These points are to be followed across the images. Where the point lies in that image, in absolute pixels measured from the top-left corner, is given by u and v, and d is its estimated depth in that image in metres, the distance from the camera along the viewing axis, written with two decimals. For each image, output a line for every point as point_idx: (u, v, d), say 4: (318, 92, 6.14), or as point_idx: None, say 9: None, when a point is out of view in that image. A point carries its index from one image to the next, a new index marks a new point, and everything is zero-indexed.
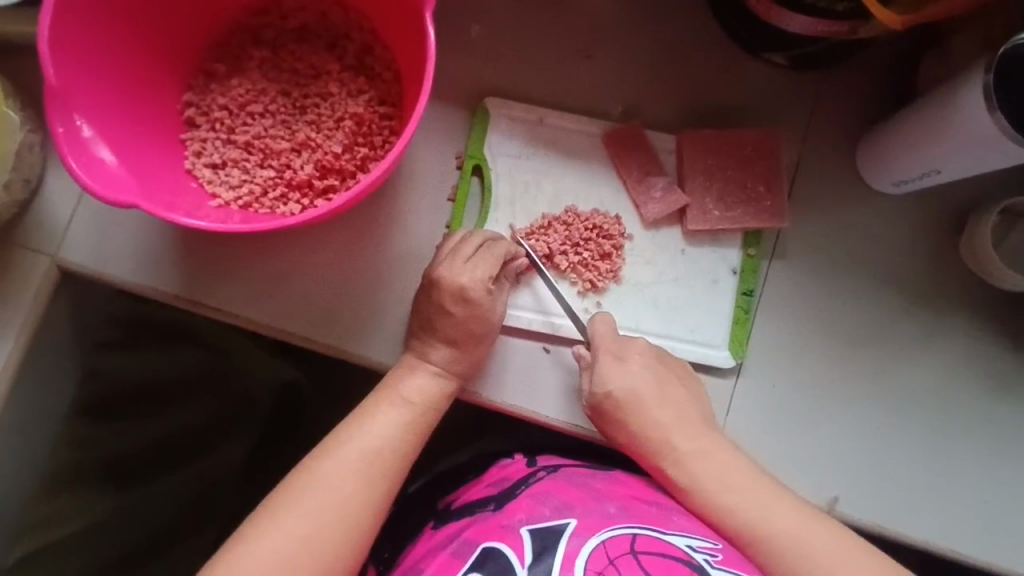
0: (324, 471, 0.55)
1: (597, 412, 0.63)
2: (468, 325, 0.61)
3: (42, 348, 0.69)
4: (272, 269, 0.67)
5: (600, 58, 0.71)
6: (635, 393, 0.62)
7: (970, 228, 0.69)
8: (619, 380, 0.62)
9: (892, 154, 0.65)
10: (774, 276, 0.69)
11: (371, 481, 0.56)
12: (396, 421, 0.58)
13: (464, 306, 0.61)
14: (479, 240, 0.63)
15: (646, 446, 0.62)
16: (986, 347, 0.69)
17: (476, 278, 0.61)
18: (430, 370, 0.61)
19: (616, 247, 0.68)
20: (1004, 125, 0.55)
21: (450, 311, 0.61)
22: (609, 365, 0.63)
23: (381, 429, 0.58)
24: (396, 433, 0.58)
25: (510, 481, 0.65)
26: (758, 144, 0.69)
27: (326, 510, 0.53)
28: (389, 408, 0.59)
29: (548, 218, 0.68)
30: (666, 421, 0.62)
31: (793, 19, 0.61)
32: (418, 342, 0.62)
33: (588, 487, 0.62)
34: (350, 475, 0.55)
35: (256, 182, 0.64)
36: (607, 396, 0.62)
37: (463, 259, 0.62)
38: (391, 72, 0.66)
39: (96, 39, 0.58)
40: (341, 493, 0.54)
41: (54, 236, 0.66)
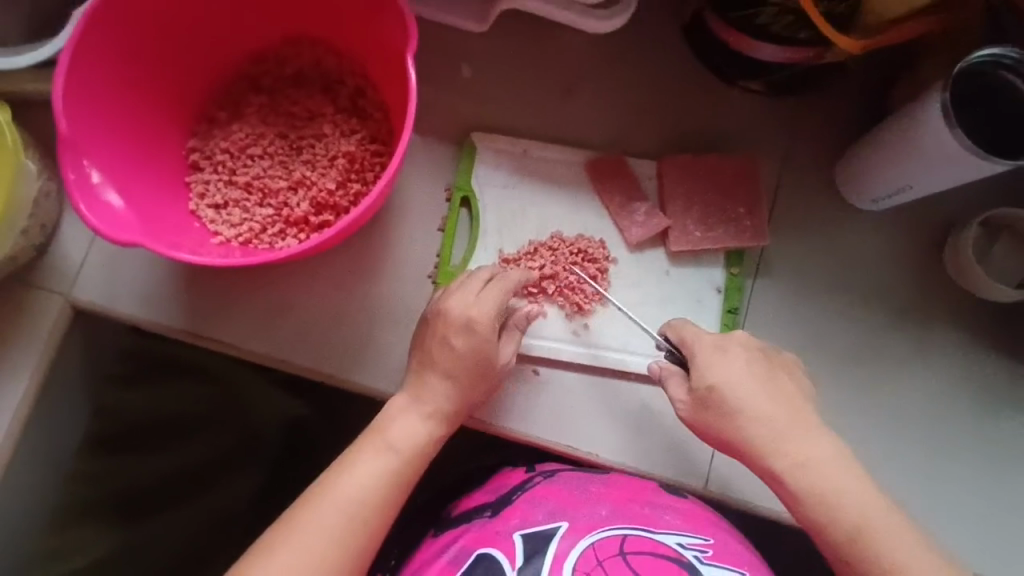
0: (303, 526, 0.56)
1: (697, 411, 0.61)
2: (459, 374, 0.62)
3: (58, 384, 0.73)
4: (273, 302, 0.70)
5: (582, 92, 0.74)
6: (741, 389, 0.60)
7: (953, 242, 0.70)
8: (719, 375, 0.61)
9: (868, 174, 0.67)
10: (758, 294, 0.71)
11: (350, 538, 0.56)
12: (380, 469, 0.59)
13: (453, 354, 0.62)
14: (481, 278, 0.65)
15: (748, 446, 0.59)
16: (976, 360, 0.70)
17: (469, 327, 0.62)
18: (416, 415, 0.62)
19: (601, 270, 0.70)
20: (963, 141, 0.57)
21: (437, 360, 0.63)
22: (710, 357, 0.61)
23: (360, 477, 0.59)
24: (379, 482, 0.59)
25: (507, 486, 0.65)
26: (736, 167, 0.71)
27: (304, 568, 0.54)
28: (372, 453, 0.60)
29: (536, 244, 0.70)
30: (778, 418, 0.60)
31: (761, 48, 0.63)
32: (410, 386, 0.63)
33: (584, 489, 0.62)
34: (330, 529, 0.56)
35: (255, 219, 0.67)
36: (711, 391, 0.60)
37: (462, 302, 0.63)
38: (381, 112, 0.70)
39: (104, 91, 0.62)
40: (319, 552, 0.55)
41: (67, 277, 0.70)
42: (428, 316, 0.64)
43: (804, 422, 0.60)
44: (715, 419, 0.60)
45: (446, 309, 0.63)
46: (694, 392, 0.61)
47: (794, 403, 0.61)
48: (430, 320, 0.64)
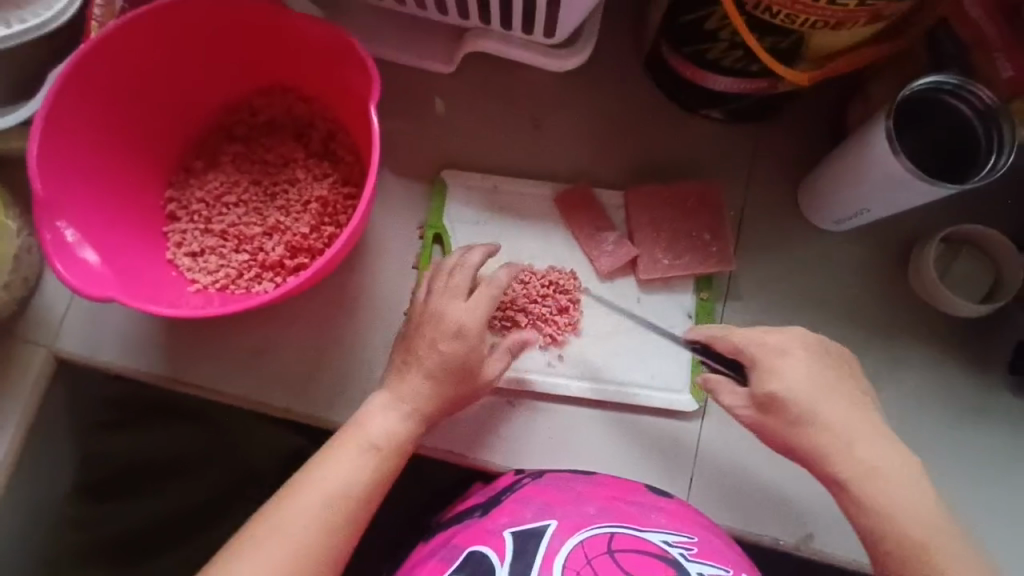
0: (265, 545, 0.55)
1: (758, 415, 0.61)
2: (439, 373, 0.62)
3: (43, 434, 0.73)
4: (254, 345, 0.71)
5: (549, 126, 0.76)
6: (800, 392, 0.59)
7: (915, 259, 0.72)
8: (782, 377, 0.60)
9: (829, 197, 0.68)
10: (729, 317, 0.72)
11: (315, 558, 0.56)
12: (361, 466, 0.59)
13: (437, 356, 0.62)
14: (465, 280, 0.64)
15: (805, 451, 0.59)
16: (945, 374, 0.71)
17: (457, 332, 0.63)
18: (397, 412, 0.62)
19: (572, 301, 0.71)
20: (906, 166, 0.59)
21: (422, 358, 0.63)
22: (773, 360, 0.61)
23: (332, 482, 0.58)
24: (357, 483, 0.59)
25: (497, 489, 0.64)
26: (701, 195, 0.73)
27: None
28: (350, 452, 0.60)
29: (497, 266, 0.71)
30: (836, 423, 0.59)
31: (716, 81, 0.66)
32: (389, 386, 0.63)
33: (570, 489, 0.62)
34: (295, 547, 0.56)
35: (232, 266, 0.69)
36: (769, 397, 0.60)
37: (450, 308, 0.63)
38: (352, 155, 0.71)
39: (79, 150, 0.64)
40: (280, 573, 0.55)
41: (51, 329, 0.71)
42: (414, 314, 0.65)
43: (865, 425, 0.59)
44: (778, 423, 0.60)
45: (432, 313, 0.64)
46: (754, 395, 0.61)
47: (852, 406, 0.60)
48: (419, 315, 0.64)
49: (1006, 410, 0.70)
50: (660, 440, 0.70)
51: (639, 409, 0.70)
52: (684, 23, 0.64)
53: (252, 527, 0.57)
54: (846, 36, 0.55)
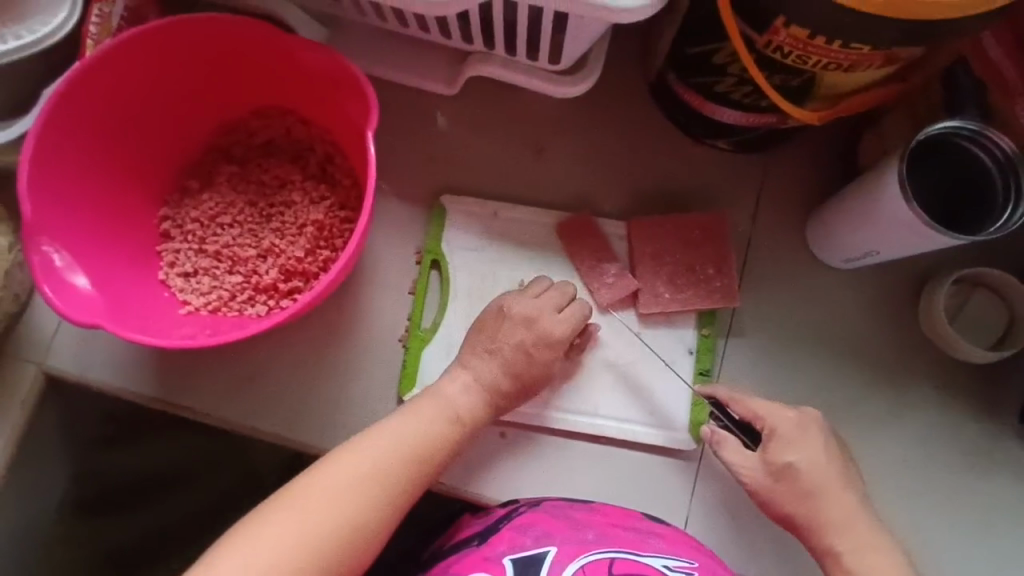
0: (328, 495, 0.54)
1: (769, 480, 0.62)
2: (516, 365, 0.64)
3: (34, 451, 0.73)
4: (246, 368, 0.70)
5: (552, 152, 0.74)
6: (818, 468, 0.62)
7: (926, 301, 0.70)
8: (800, 451, 0.62)
9: (838, 234, 0.67)
10: (731, 354, 0.70)
11: (373, 519, 0.55)
12: (440, 432, 0.60)
13: (518, 351, 0.64)
14: (558, 297, 0.67)
15: (801, 519, 0.61)
16: (954, 419, 0.69)
17: (542, 333, 0.65)
18: (476, 388, 0.63)
19: (583, 338, 0.69)
20: (916, 211, 0.57)
21: (504, 345, 0.64)
22: (790, 433, 0.63)
23: (411, 441, 0.59)
24: (437, 446, 0.60)
25: (492, 516, 0.62)
26: (707, 227, 0.71)
27: (320, 542, 0.53)
28: (432, 415, 0.61)
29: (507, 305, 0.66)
30: (840, 505, 0.61)
31: (724, 113, 0.65)
32: (463, 359, 0.65)
33: (566, 516, 0.60)
34: (359, 504, 0.55)
35: (224, 288, 0.68)
36: (788, 467, 0.62)
37: (538, 312, 0.65)
38: (349, 179, 0.70)
39: (72, 170, 0.63)
40: (339, 529, 0.54)
41: (42, 346, 0.70)
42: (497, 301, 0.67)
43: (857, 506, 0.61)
44: (789, 492, 0.62)
45: (521, 313, 0.65)
46: (769, 460, 0.62)
47: (855, 488, 0.62)
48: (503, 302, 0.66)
49: (1014, 458, 0.68)
50: (655, 477, 0.68)
51: (637, 447, 0.69)
52: (691, 56, 0.62)
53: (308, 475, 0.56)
54: (858, 77, 0.53)
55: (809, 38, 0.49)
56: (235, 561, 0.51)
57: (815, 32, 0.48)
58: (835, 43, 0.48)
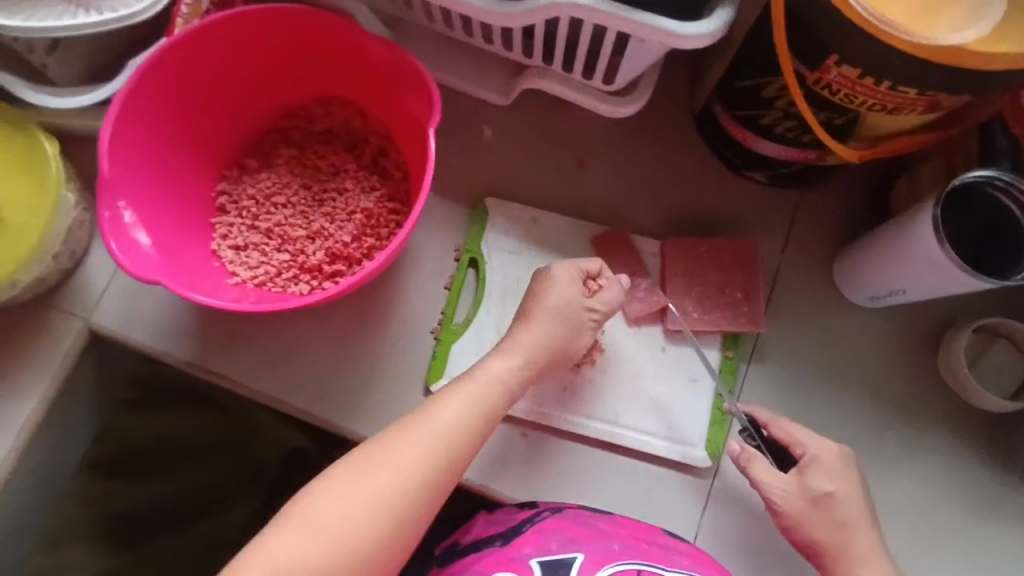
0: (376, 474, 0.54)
1: (805, 505, 0.63)
2: (541, 321, 0.63)
3: (66, 405, 0.75)
4: (281, 344, 0.72)
5: (594, 168, 0.78)
6: (852, 499, 0.63)
7: (947, 347, 0.71)
8: (838, 481, 0.63)
9: (866, 273, 0.69)
10: (751, 378, 0.72)
11: (421, 496, 0.55)
12: (477, 414, 0.59)
13: (568, 324, 0.64)
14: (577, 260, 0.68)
15: (829, 548, 0.62)
16: (967, 465, 0.70)
17: (551, 277, 0.65)
18: (521, 366, 0.62)
19: (601, 281, 0.67)
20: (952, 258, 0.59)
21: (549, 326, 0.63)
22: (831, 463, 0.64)
23: (454, 421, 0.58)
24: (473, 428, 0.58)
25: (515, 517, 0.63)
26: (739, 254, 0.73)
27: (370, 519, 0.53)
28: (468, 395, 0.59)
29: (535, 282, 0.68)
30: (867, 540, 0.62)
31: (766, 146, 0.68)
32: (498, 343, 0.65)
33: (591, 524, 0.61)
34: (407, 483, 0.55)
35: (272, 264, 0.71)
36: (828, 495, 0.63)
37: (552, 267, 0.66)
38: (401, 172, 0.74)
39: (147, 137, 0.67)
40: (388, 506, 0.54)
41: (88, 302, 0.73)
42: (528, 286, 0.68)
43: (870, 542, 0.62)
44: (822, 520, 0.62)
45: (567, 304, 0.64)
46: (807, 486, 0.63)
47: (873, 529, 0.63)
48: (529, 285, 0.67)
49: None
50: (668, 492, 0.69)
51: (653, 459, 0.70)
52: (740, 88, 0.65)
53: (352, 461, 0.55)
54: (900, 120, 0.57)
55: (860, 78, 0.52)
56: (287, 542, 0.51)
57: (866, 73, 0.51)
58: (884, 85, 0.52)
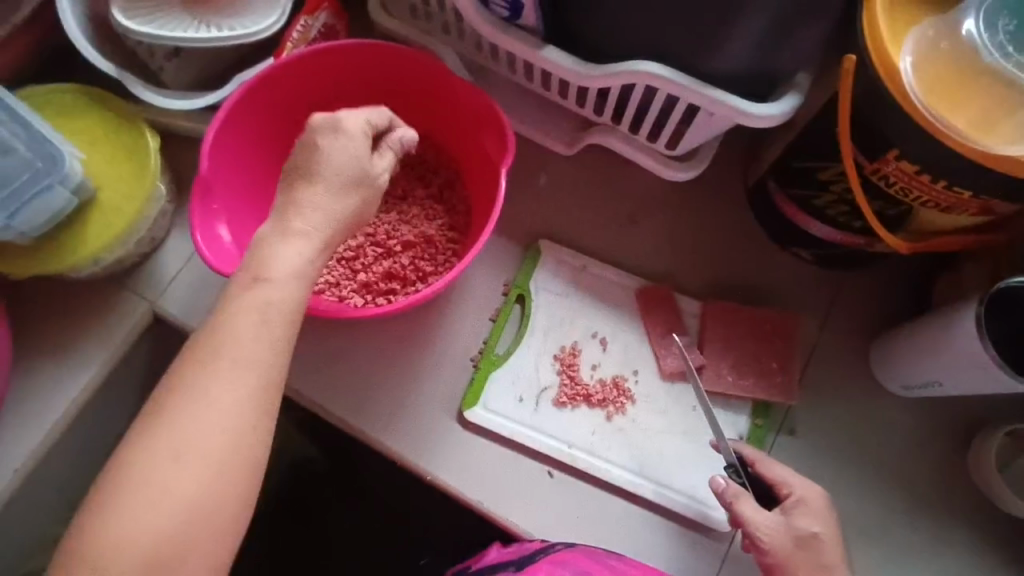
0: (180, 423, 0.48)
1: (792, 546, 0.62)
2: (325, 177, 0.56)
3: (118, 379, 0.79)
4: (328, 351, 0.75)
5: (646, 226, 0.81)
6: (834, 544, 0.63)
7: (977, 446, 0.71)
8: (823, 524, 0.63)
9: (902, 361, 0.70)
10: (778, 449, 0.73)
11: (244, 422, 0.49)
12: (275, 302, 0.52)
13: (340, 186, 0.57)
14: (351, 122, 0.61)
15: None
16: (989, 570, 0.69)
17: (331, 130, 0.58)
18: (284, 249, 0.54)
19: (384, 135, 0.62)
20: (993, 354, 0.61)
21: (326, 197, 0.56)
22: (813, 502, 0.64)
23: (265, 317, 0.52)
24: (282, 316, 0.52)
25: (528, 549, 0.64)
26: (777, 325, 0.75)
27: (191, 469, 0.47)
28: (247, 292, 0.52)
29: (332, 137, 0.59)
30: None
31: (816, 226, 0.71)
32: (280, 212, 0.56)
33: (604, 561, 0.62)
34: (214, 421, 0.49)
35: (332, 274, 0.75)
36: (815, 537, 0.62)
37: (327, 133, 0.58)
38: (464, 206, 0.79)
39: (240, 143, 0.72)
40: (202, 449, 0.48)
41: (157, 286, 0.77)
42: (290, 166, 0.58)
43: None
44: (807, 561, 0.61)
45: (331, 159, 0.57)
46: (795, 527, 0.63)
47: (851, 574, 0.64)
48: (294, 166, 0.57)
49: None
50: (683, 550, 0.70)
51: (670, 515, 0.71)
52: (798, 169, 0.69)
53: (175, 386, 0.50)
54: (949, 219, 0.60)
55: (916, 174, 0.55)
56: (131, 490, 0.47)
57: (923, 170, 0.55)
58: (939, 183, 0.55)
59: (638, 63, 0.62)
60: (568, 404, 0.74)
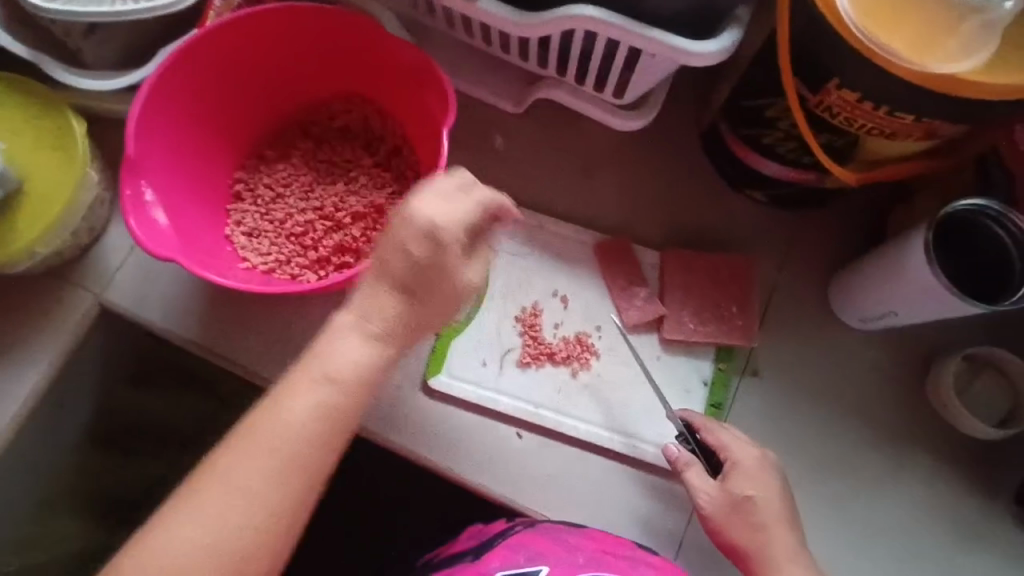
0: (220, 515, 0.50)
1: (725, 509, 0.64)
2: (408, 284, 0.55)
3: (70, 378, 0.76)
4: (285, 330, 0.74)
5: (601, 179, 0.80)
6: (770, 503, 0.64)
7: (936, 372, 0.72)
8: (758, 485, 0.64)
9: (859, 296, 0.71)
10: (743, 391, 0.73)
11: (273, 518, 0.51)
12: (326, 406, 0.53)
13: (411, 267, 0.55)
14: (442, 190, 0.56)
15: (749, 549, 0.63)
16: (953, 490, 0.71)
17: (431, 237, 0.55)
18: (357, 332, 0.55)
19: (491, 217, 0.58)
20: (944, 279, 0.61)
21: (366, 306, 0.56)
22: (746, 466, 0.65)
23: (311, 422, 0.53)
24: (331, 423, 0.53)
25: (489, 532, 0.65)
26: (735, 270, 0.75)
27: (220, 555, 0.50)
28: (304, 391, 0.53)
29: (412, 214, 0.55)
30: (783, 550, 0.62)
31: (767, 166, 0.70)
32: (355, 305, 0.56)
33: (561, 536, 0.62)
34: (250, 517, 0.50)
35: (282, 251, 0.74)
36: (746, 499, 0.64)
37: (426, 203, 0.55)
38: (413, 172, 0.76)
39: (173, 120, 0.69)
40: (235, 535, 0.50)
41: (102, 278, 0.75)
42: (384, 249, 0.56)
43: (805, 566, 0.63)
44: (741, 523, 0.63)
45: (435, 253, 0.55)
46: (729, 490, 0.64)
47: (799, 530, 0.65)
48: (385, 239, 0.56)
49: (1008, 541, 0.70)
50: (652, 501, 0.70)
51: (641, 466, 0.71)
52: (746, 108, 0.68)
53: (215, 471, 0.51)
54: (895, 146, 0.59)
55: (858, 102, 0.55)
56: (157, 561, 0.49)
57: (864, 97, 0.54)
58: (881, 110, 0.54)
59: (574, 7, 0.60)
60: (532, 364, 0.73)
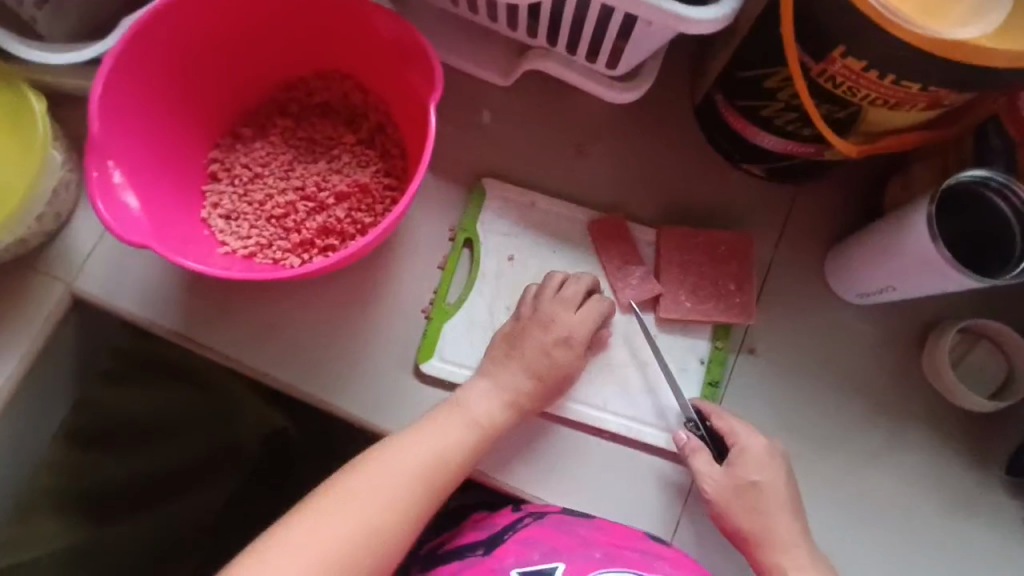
0: (349, 513, 0.57)
1: (730, 493, 0.65)
2: (541, 375, 0.66)
3: (45, 370, 0.73)
4: (269, 316, 0.71)
5: (593, 155, 0.77)
6: (776, 489, 0.65)
7: (931, 345, 0.72)
8: (763, 471, 0.65)
9: (856, 270, 0.70)
10: (740, 369, 0.73)
11: (392, 528, 0.58)
12: (460, 438, 0.63)
13: (543, 358, 0.66)
14: (574, 292, 0.69)
15: (753, 533, 0.63)
16: (946, 462, 0.71)
17: (566, 340, 0.67)
18: (498, 392, 0.65)
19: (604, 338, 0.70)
20: (944, 254, 0.60)
21: (528, 386, 0.66)
22: (753, 454, 0.65)
23: (440, 451, 0.62)
24: (457, 454, 0.63)
25: (499, 524, 0.64)
26: (732, 246, 0.73)
27: (345, 551, 0.56)
28: (447, 421, 0.63)
29: (538, 291, 0.69)
30: (785, 534, 0.63)
31: (765, 138, 0.68)
32: (491, 371, 0.66)
33: (574, 531, 0.61)
34: (373, 523, 0.58)
35: (262, 234, 0.70)
36: (752, 485, 0.64)
37: (562, 316, 0.67)
38: (399, 149, 0.72)
39: (139, 97, 0.65)
40: (358, 536, 0.57)
41: (72, 266, 0.71)
42: (513, 325, 0.68)
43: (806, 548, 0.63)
44: (743, 507, 0.64)
45: (536, 329, 0.67)
46: (735, 476, 0.65)
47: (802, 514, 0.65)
48: (523, 321, 0.68)
49: (1001, 508, 0.71)
50: (647, 480, 0.69)
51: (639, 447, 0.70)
52: (743, 78, 0.65)
53: (353, 477, 0.59)
54: (899, 116, 0.57)
55: (863, 70, 0.53)
56: (288, 548, 0.55)
57: (870, 65, 0.52)
58: (887, 78, 0.52)
59: None
60: None
